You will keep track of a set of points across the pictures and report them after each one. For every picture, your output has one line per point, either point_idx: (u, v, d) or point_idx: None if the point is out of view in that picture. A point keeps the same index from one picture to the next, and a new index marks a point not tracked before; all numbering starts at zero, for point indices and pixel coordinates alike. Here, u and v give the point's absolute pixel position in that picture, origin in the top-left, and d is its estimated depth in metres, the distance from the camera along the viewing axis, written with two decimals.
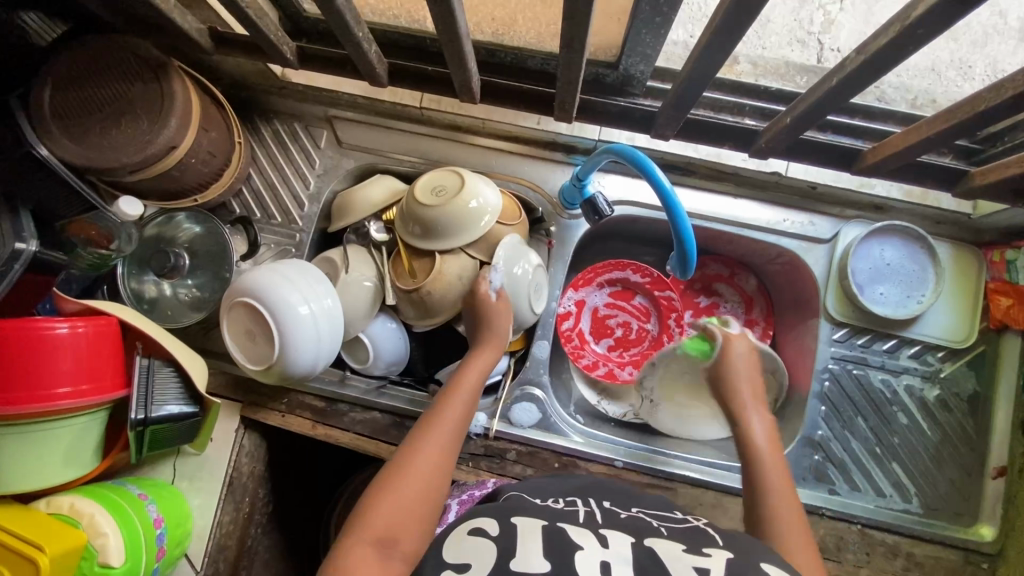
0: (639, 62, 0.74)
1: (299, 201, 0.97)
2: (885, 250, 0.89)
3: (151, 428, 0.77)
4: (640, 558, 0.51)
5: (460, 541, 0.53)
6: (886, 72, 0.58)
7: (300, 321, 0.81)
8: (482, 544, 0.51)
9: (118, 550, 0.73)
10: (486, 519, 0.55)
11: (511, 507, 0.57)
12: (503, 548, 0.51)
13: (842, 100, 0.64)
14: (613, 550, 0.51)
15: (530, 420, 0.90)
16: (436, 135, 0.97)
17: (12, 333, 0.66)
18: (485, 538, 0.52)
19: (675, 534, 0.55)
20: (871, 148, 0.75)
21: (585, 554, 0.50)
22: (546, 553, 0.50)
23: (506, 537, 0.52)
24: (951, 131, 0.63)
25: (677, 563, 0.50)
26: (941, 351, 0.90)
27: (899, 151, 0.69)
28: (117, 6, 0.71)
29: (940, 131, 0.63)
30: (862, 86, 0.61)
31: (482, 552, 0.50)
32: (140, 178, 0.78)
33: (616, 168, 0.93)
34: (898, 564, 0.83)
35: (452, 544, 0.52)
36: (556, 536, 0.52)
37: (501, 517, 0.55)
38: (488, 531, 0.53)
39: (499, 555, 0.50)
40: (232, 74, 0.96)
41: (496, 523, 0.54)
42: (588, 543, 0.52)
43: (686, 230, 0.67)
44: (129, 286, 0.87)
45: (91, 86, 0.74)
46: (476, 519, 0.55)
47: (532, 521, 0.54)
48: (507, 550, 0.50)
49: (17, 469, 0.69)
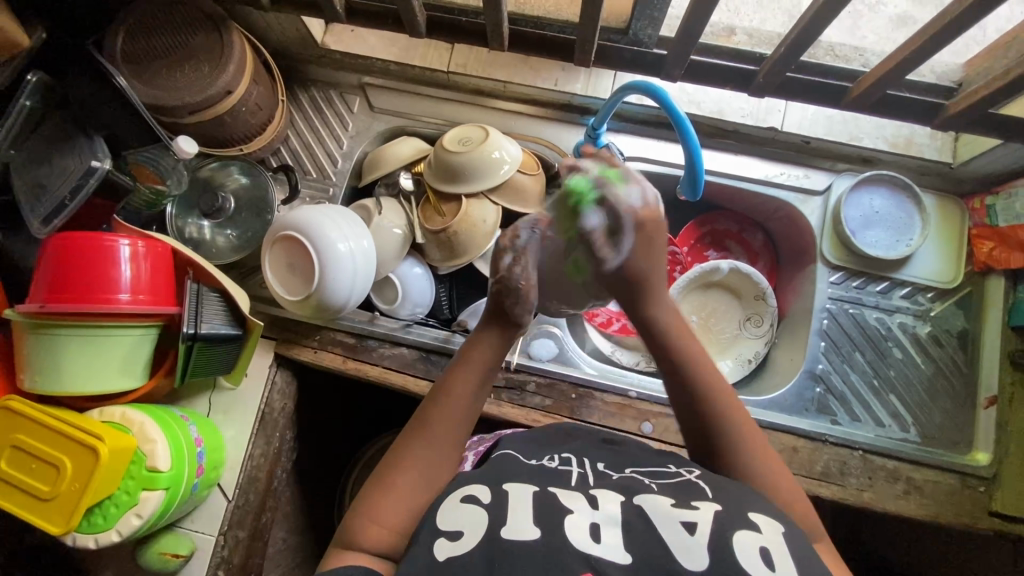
0: (647, 26, 0.82)
1: (333, 159, 1.03)
2: (874, 200, 0.97)
3: (199, 344, 0.82)
4: (628, 517, 0.52)
5: (453, 508, 0.54)
6: None
7: (338, 256, 0.88)
8: (475, 512, 0.53)
9: (165, 454, 0.76)
10: (479, 487, 0.56)
11: (505, 472, 0.59)
12: (494, 515, 0.52)
13: (823, 28, 0.73)
14: (601, 511, 0.53)
15: (548, 354, 0.96)
16: (460, 99, 1.05)
17: (86, 241, 0.74)
18: (478, 506, 0.54)
19: (666, 488, 0.56)
20: (857, 83, 0.84)
21: (574, 517, 0.52)
22: (535, 517, 0.51)
23: (498, 504, 0.53)
24: (923, 47, 0.72)
25: (664, 519, 0.51)
26: (930, 292, 0.96)
27: (882, 77, 0.78)
28: None
29: (912, 50, 0.73)
30: (842, 8, 0.70)
31: (475, 521, 0.52)
32: (198, 120, 0.85)
33: (625, 128, 1.02)
34: (900, 488, 0.88)
35: (444, 511, 0.54)
36: (547, 502, 0.53)
37: (492, 482, 0.57)
38: (480, 499, 0.54)
39: (490, 524, 0.51)
40: (275, 44, 1.04)
41: (487, 489, 0.56)
42: (578, 506, 0.53)
43: (696, 147, 0.79)
44: (175, 223, 0.94)
45: (160, 35, 0.83)
46: (467, 486, 0.57)
47: (523, 486, 0.56)
48: (499, 516, 0.52)
49: (78, 369, 0.75)
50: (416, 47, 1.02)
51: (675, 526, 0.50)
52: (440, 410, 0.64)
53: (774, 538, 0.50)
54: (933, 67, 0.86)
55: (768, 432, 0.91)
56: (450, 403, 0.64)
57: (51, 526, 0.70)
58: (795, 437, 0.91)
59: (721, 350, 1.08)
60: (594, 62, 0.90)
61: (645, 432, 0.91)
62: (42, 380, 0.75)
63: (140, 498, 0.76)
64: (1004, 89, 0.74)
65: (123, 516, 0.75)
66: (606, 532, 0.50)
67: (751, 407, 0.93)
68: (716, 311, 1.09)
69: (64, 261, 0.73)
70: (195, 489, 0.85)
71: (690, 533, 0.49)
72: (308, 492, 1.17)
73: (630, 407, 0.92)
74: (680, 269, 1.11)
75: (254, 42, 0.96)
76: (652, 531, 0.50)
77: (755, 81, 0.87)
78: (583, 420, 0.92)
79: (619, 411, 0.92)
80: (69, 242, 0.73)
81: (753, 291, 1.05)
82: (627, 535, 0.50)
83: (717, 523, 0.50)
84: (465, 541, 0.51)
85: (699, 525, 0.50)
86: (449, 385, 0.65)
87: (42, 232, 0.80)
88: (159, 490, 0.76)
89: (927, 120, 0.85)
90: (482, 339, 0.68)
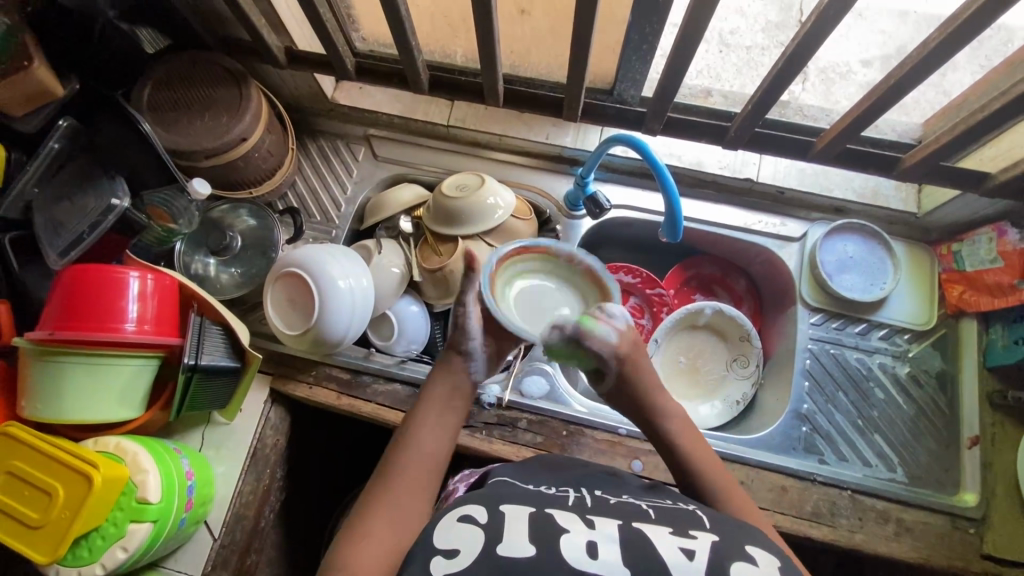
0: (630, 87, 0.91)
1: (337, 204, 1.09)
2: (848, 246, 1.03)
3: (198, 376, 0.84)
4: (628, 535, 0.52)
5: (449, 527, 0.53)
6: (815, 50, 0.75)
7: (337, 293, 0.91)
8: (472, 531, 0.52)
9: (156, 487, 0.76)
10: (475, 507, 0.55)
11: (500, 493, 0.58)
12: (492, 532, 0.52)
13: (786, 85, 0.82)
14: (598, 531, 0.52)
15: (538, 391, 0.98)
16: (458, 150, 1.13)
17: (100, 274, 0.78)
18: (474, 524, 0.53)
19: (663, 516, 0.56)
20: (821, 136, 0.91)
21: (571, 535, 0.51)
22: (531, 537, 0.51)
23: (496, 523, 0.53)
24: (875, 105, 0.81)
25: (662, 543, 0.51)
26: (907, 334, 1.00)
27: (842, 130, 0.86)
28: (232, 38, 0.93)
29: (867, 107, 0.81)
30: (800, 69, 0.79)
31: (471, 539, 0.51)
32: (213, 164, 0.92)
33: (612, 177, 1.09)
34: (890, 529, 0.88)
35: (442, 530, 0.53)
36: (545, 524, 0.52)
37: (489, 502, 0.56)
38: (478, 518, 0.53)
39: (487, 540, 0.51)
40: (289, 98, 1.12)
41: (485, 510, 0.55)
42: (575, 526, 0.53)
43: (674, 194, 0.85)
44: (182, 259, 0.99)
45: (184, 88, 0.91)
46: (466, 507, 0.56)
47: (520, 507, 0.55)
48: (496, 533, 0.51)
49: (77, 398, 0.77)
50: (419, 103, 1.11)
51: (674, 550, 0.50)
52: (409, 446, 0.66)
53: (769, 571, 0.49)
54: (892, 126, 0.95)
55: (757, 470, 0.92)
56: (415, 439, 0.66)
57: (37, 555, 0.71)
58: (783, 476, 0.91)
59: (709, 390, 1.10)
60: (582, 117, 0.98)
61: (636, 470, 0.92)
62: (42, 408, 0.77)
63: (128, 530, 0.75)
64: (953, 143, 0.82)
65: (109, 548, 0.75)
66: (604, 549, 0.50)
67: (740, 447, 0.94)
68: (704, 350, 1.12)
69: (76, 291, 0.77)
70: (181, 525, 0.84)
71: (688, 559, 0.49)
72: (295, 539, 1.14)
73: (620, 444, 0.94)
74: (667, 310, 1.14)
75: (269, 96, 1.05)
76: (649, 548, 0.50)
77: (727, 134, 0.94)
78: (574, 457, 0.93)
79: (610, 448, 0.93)
80: (83, 274, 0.77)
81: (738, 333, 1.09)
82: (626, 553, 0.50)
83: (715, 552, 0.50)
84: (460, 559, 0.49)
85: (698, 553, 0.50)
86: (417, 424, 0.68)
87: (57, 264, 0.85)
88: (147, 522, 0.76)
89: (888, 171, 0.92)
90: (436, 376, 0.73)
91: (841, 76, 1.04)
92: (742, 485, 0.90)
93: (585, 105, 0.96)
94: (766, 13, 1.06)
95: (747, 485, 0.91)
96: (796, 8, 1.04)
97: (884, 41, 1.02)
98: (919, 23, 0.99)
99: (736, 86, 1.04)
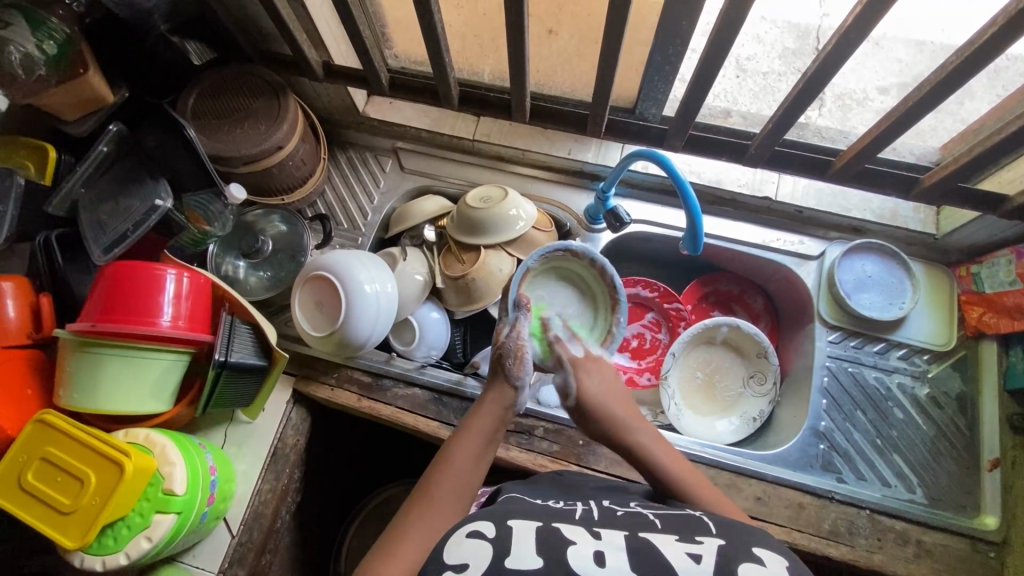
0: (652, 106, 0.94)
1: (364, 212, 1.13)
2: (866, 265, 1.04)
3: (227, 373, 0.86)
4: (634, 544, 0.52)
5: (459, 543, 0.54)
6: (834, 71, 0.78)
7: (363, 297, 0.94)
8: (480, 545, 0.52)
9: (182, 478, 0.78)
10: (484, 523, 0.56)
11: (508, 510, 0.59)
12: (499, 548, 0.52)
13: (803, 106, 0.84)
14: (605, 541, 0.53)
15: (556, 400, 1.00)
16: (482, 164, 1.16)
17: (142, 270, 0.81)
18: (484, 539, 0.53)
19: (669, 525, 0.57)
20: (838, 156, 0.93)
21: (577, 546, 0.52)
22: (539, 549, 0.51)
23: (503, 537, 0.53)
24: (892, 126, 0.82)
25: (667, 548, 0.52)
26: (927, 354, 1.00)
27: (860, 151, 0.88)
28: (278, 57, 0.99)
29: (883, 129, 0.83)
30: (818, 89, 0.81)
31: (481, 553, 0.52)
32: (249, 170, 0.96)
33: (632, 193, 1.11)
34: (910, 551, 0.87)
35: (452, 546, 0.53)
36: (552, 535, 0.53)
37: (497, 518, 0.57)
38: (486, 533, 0.54)
39: (495, 555, 0.51)
40: (321, 111, 1.17)
41: (493, 526, 0.55)
42: (582, 537, 0.53)
43: (695, 208, 0.87)
44: (215, 261, 1.03)
45: (227, 98, 0.97)
46: (474, 523, 0.57)
47: (527, 521, 0.56)
48: (504, 548, 0.52)
49: (113, 388, 0.80)
50: (446, 118, 1.14)
51: (680, 555, 0.51)
52: (451, 457, 0.68)
53: (777, 569, 0.49)
54: (911, 150, 0.98)
55: (774, 486, 0.91)
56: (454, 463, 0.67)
57: (66, 540, 0.72)
58: (800, 493, 0.91)
59: (725, 407, 1.10)
60: (604, 133, 1.01)
61: None
62: (78, 397, 0.80)
63: (153, 520, 0.77)
64: (970, 164, 0.83)
65: (134, 538, 0.76)
66: (611, 556, 0.51)
67: (755, 462, 0.94)
68: (714, 360, 1.13)
69: (117, 286, 0.80)
70: (203, 520, 0.86)
71: (694, 562, 0.49)
72: (308, 542, 1.15)
73: None
74: (684, 325, 1.16)
75: (304, 108, 1.09)
76: (655, 555, 0.51)
77: (747, 153, 0.96)
78: (589, 467, 0.93)
79: (626, 459, 0.93)
80: (125, 270, 0.81)
81: (755, 349, 1.10)
82: (634, 559, 0.50)
83: (721, 555, 0.51)
84: (469, 572, 0.50)
85: (704, 556, 0.50)
86: (460, 438, 0.70)
87: (101, 260, 0.89)
88: (171, 513, 0.78)
89: (907, 191, 0.94)
90: (485, 406, 0.75)
91: (857, 103, 1.05)
92: (758, 500, 0.90)
93: (608, 122, 0.99)
94: (783, 40, 1.05)
95: (763, 500, 0.90)
96: (814, 35, 1.01)
97: (902, 69, 1.00)
98: (935, 52, 0.95)
99: (756, 108, 1.06)
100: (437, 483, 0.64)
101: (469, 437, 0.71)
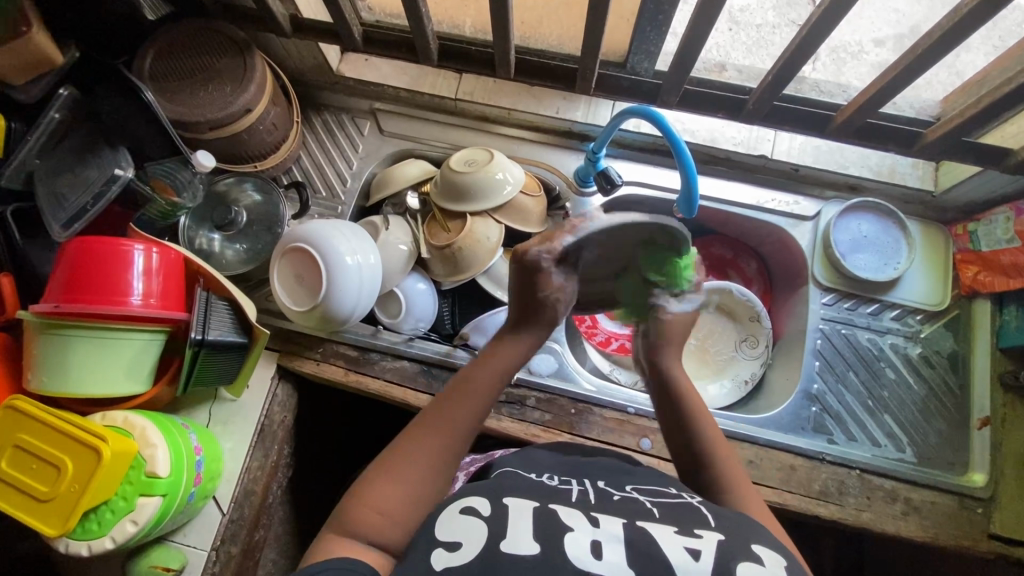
0: (643, 60, 0.88)
1: (342, 178, 1.07)
2: (863, 225, 1.01)
3: (205, 351, 0.82)
4: (631, 535, 0.51)
5: (452, 519, 0.53)
6: (839, 22, 0.72)
7: (345, 268, 0.90)
8: (473, 525, 0.51)
9: (164, 460, 0.76)
10: (478, 499, 0.55)
11: (503, 484, 0.58)
12: (495, 527, 0.51)
13: (804, 59, 0.79)
14: (603, 529, 0.51)
15: (548, 369, 0.98)
16: (466, 125, 1.11)
17: (104, 247, 0.76)
18: (477, 517, 0.52)
19: (666, 515, 0.55)
20: (840, 111, 0.89)
21: (574, 534, 0.50)
22: (536, 534, 0.50)
23: (498, 516, 0.52)
24: (898, 78, 0.78)
25: (668, 544, 0.50)
26: (920, 314, 0.99)
27: (861, 106, 0.83)
28: (239, 10, 0.91)
29: (888, 83, 0.79)
30: (820, 41, 0.76)
31: (475, 531, 0.51)
32: (216, 136, 0.90)
33: (624, 154, 1.07)
34: (897, 509, 0.88)
35: (444, 523, 0.53)
36: (549, 518, 0.52)
37: (492, 494, 0.55)
38: (480, 511, 0.53)
39: (490, 535, 0.50)
40: (292, 71, 1.09)
41: (487, 501, 0.54)
42: (579, 524, 0.52)
43: (691, 169, 0.84)
44: (187, 234, 0.98)
45: (188, 56, 0.89)
46: (467, 499, 0.55)
47: (523, 500, 0.55)
48: (499, 529, 0.51)
49: (85, 372, 0.76)
50: (426, 75, 1.07)
51: (679, 550, 0.49)
52: (462, 392, 0.64)
53: (776, 571, 0.49)
54: (911, 103, 0.93)
55: (766, 449, 0.91)
56: (465, 396, 0.64)
57: (46, 528, 0.71)
58: (792, 455, 0.91)
59: (718, 371, 1.09)
60: (595, 90, 0.96)
61: (644, 448, 0.91)
62: (48, 380, 0.76)
63: (139, 503, 0.75)
64: (977, 118, 0.80)
65: (118, 522, 0.74)
66: (608, 548, 0.49)
67: (747, 425, 0.94)
68: (715, 331, 1.11)
69: (81, 263, 0.76)
70: (190, 500, 0.84)
71: (693, 559, 0.48)
72: (302, 515, 1.14)
73: (629, 423, 0.93)
74: None
75: (273, 67, 1.02)
76: (656, 551, 0.49)
77: (745, 109, 0.91)
78: (582, 436, 0.93)
79: (618, 427, 0.93)
80: (87, 247, 0.76)
81: (748, 312, 1.08)
82: (632, 552, 0.49)
83: (721, 553, 0.49)
84: (464, 551, 0.49)
85: (703, 553, 0.49)
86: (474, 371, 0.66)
87: (61, 236, 0.83)
88: (157, 496, 0.76)
89: (907, 148, 0.90)
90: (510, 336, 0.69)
91: (852, 56, 1.00)
92: (750, 464, 0.90)
93: (598, 78, 0.94)
94: None
95: (756, 464, 0.90)
96: None
97: (898, 19, 0.97)
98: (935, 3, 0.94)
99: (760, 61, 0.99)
100: (443, 415, 0.62)
101: (484, 372, 0.66)
